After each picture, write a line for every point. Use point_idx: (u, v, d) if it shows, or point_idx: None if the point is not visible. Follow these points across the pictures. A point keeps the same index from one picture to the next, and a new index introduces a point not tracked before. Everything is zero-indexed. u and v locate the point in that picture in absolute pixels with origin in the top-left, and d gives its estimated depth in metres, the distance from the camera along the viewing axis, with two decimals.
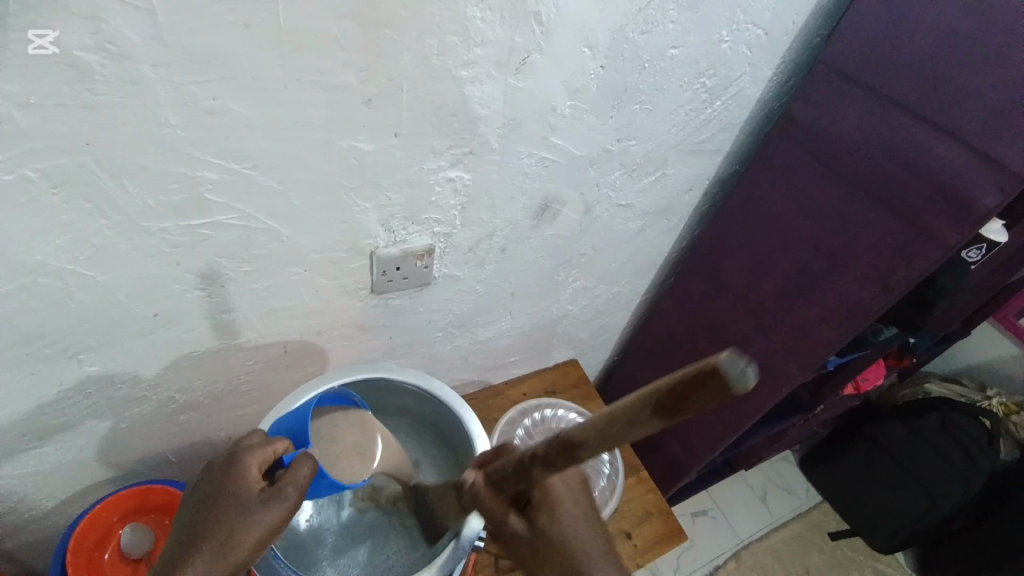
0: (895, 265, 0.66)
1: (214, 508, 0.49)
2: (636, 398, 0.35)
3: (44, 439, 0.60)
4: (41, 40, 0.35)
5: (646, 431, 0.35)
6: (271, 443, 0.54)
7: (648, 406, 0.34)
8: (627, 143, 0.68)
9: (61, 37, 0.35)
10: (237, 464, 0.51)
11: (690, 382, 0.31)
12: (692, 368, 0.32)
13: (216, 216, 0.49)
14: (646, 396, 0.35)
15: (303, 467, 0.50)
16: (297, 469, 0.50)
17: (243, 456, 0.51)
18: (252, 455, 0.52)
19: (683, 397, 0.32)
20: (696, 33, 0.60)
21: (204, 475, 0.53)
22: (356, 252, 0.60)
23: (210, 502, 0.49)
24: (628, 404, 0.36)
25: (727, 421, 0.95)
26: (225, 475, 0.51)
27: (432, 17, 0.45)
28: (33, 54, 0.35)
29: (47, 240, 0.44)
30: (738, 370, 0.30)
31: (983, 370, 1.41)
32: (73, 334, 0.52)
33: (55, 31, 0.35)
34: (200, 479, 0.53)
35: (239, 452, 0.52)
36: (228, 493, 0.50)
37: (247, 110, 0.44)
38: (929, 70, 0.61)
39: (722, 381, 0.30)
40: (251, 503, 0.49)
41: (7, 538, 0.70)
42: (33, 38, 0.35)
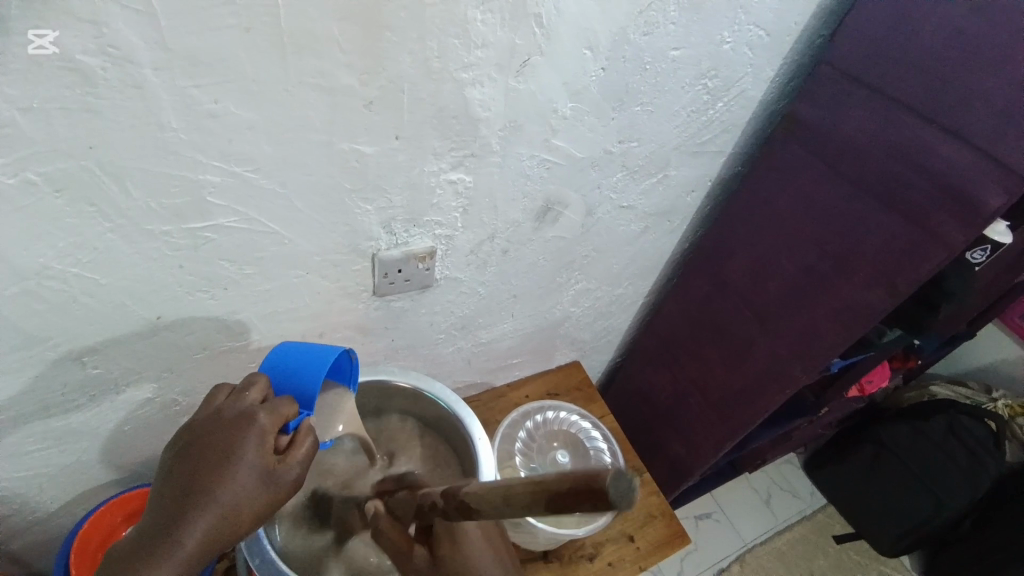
0: (900, 264, 0.66)
1: (216, 471, 0.46)
2: (527, 490, 0.37)
3: (47, 442, 0.60)
4: (42, 39, 0.35)
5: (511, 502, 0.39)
6: (279, 408, 0.50)
7: (531, 494, 0.37)
8: (629, 145, 0.68)
9: (62, 38, 0.35)
10: (251, 419, 0.49)
11: (572, 496, 0.34)
12: (588, 477, 0.33)
13: (218, 219, 0.49)
14: (534, 489, 0.37)
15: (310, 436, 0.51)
16: (305, 435, 0.51)
17: (256, 411, 0.49)
18: (264, 416, 0.49)
19: (563, 485, 0.35)
20: (697, 34, 0.60)
21: (194, 427, 0.49)
22: (357, 254, 0.60)
23: (218, 457, 0.47)
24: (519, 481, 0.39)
25: (732, 423, 0.94)
26: (235, 429, 0.48)
27: (432, 19, 0.45)
28: (35, 55, 0.35)
29: (50, 243, 0.45)
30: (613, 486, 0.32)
31: (989, 372, 1.40)
32: (76, 337, 0.52)
33: (55, 31, 0.35)
34: (196, 429, 0.49)
35: (249, 406, 0.49)
36: (240, 450, 0.47)
37: (248, 113, 0.44)
38: (933, 69, 0.61)
39: (602, 489, 0.32)
40: (263, 465, 0.48)
41: (11, 540, 0.70)
42: (33, 38, 0.34)
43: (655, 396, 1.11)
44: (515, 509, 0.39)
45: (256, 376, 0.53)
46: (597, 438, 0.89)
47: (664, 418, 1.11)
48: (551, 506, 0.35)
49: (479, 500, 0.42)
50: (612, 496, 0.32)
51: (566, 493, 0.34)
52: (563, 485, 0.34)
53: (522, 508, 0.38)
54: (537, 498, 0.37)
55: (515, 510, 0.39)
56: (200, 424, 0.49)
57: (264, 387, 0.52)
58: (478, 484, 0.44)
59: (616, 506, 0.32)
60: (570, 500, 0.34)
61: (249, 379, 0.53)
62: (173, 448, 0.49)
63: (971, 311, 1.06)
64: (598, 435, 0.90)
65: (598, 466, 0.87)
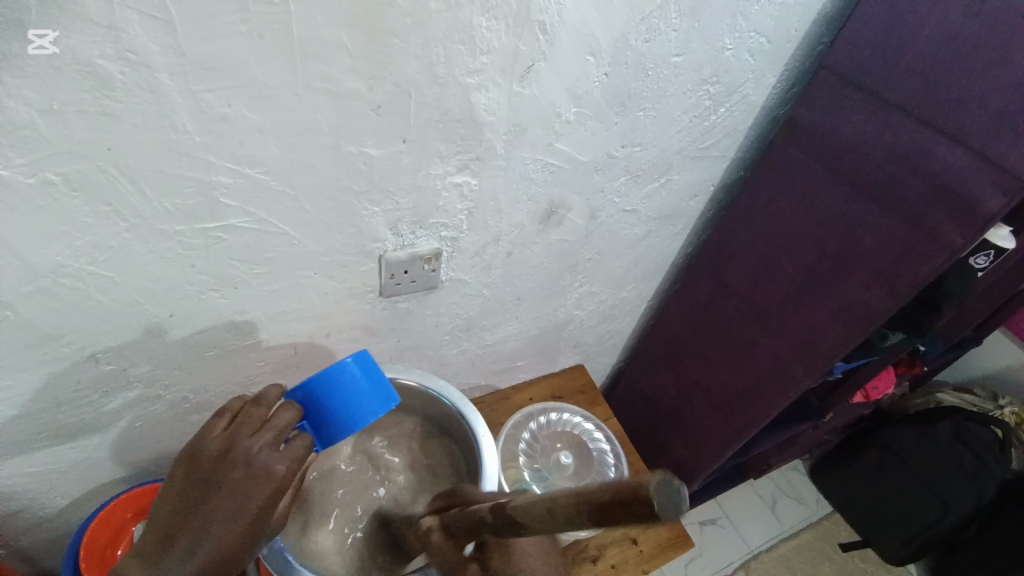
0: (900, 266, 0.66)
1: (223, 522, 0.48)
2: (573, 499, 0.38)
3: (61, 438, 0.62)
4: (40, 39, 0.36)
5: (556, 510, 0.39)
6: (291, 450, 0.51)
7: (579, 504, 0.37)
8: (632, 149, 0.69)
9: (60, 37, 0.36)
10: (269, 472, 0.49)
11: (619, 504, 0.34)
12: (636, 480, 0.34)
13: (229, 219, 0.51)
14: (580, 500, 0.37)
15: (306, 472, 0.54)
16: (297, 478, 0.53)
17: (275, 465, 0.50)
18: (280, 463, 0.50)
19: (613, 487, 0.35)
20: (698, 39, 0.61)
21: (197, 462, 0.49)
22: (364, 255, 0.62)
23: (228, 506, 0.48)
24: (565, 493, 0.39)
25: (734, 426, 0.95)
26: (252, 481, 0.49)
27: (437, 25, 0.46)
28: (32, 54, 0.36)
29: (67, 242, 0.46)
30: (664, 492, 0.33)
31: (995, 378, 1.39)
32: (89, 335, 0.53)
33: (56, 31, 0.36)
34: (200, 466, 0.49)
35: (268, 456, 0.50)
36: (251, 501, 0.48)
37: (258, 118, 0.45)
38: (931, 74, 0.61)
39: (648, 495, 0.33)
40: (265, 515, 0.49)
41: (22, 536, 0.71)
42: (34, 38, 0.36)
43: (659, 399, 1.11)
44: (556, 522, 0.39)
45: (286, 413, 0.52)
46: (599, 440, 0.90)
47: (667, 421, 1.11)
48: (595, 519, 0.36)
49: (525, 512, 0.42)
50: (657, 505, 0.32)
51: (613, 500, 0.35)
52: (608, 493, 0.35)
53: (565, 525, 0.38)
54: (581, 512, 0.37)
55: (559, 525, 0.39)
56: (219, 457, 0.49)
57: (290, 420, 0.52)
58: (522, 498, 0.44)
59: (660, 515, 0.33)
60: (615, 510, 0.35)
61: (278, 410, 0.52)
62: (187, 470, 0.50)
63: (976, 316, 1.06)
64: (600, 437, 0.90)
65: (601, 467, 0.87)
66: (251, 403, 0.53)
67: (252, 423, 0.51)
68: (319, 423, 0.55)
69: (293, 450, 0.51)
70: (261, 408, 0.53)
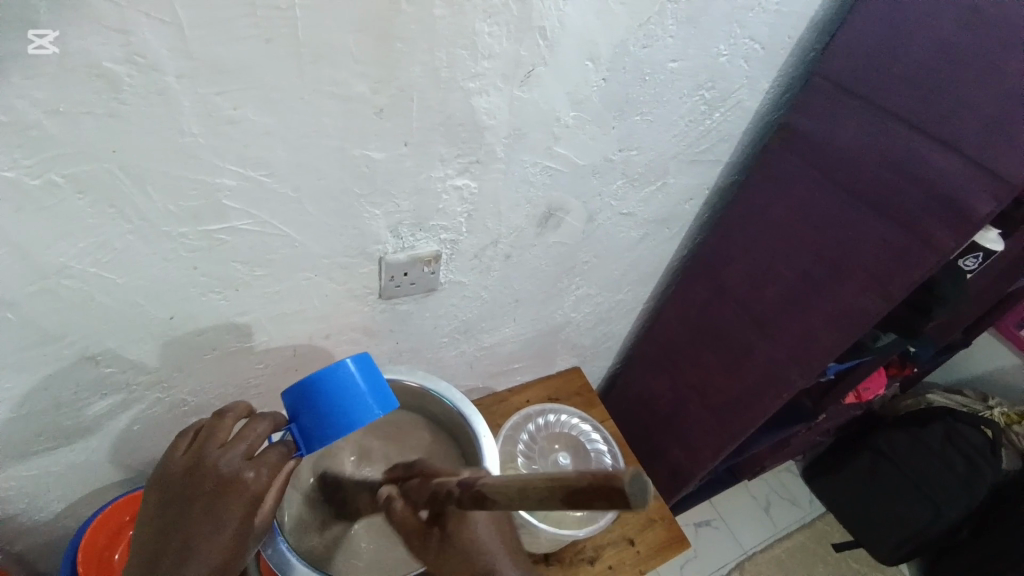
0: (895, 270, 0.67)
1: (196, 536, 0.47)
2: (540, 484, 0.37)
3: (58, 440, 0.61)
4: (40, 39, 0.36)
5: (526, 491, 0.39)
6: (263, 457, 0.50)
7: (548, 492, 0.37)
8: (629, 153, 0.70)
9: (61, 38, 0.36)
10: (238, 479, 0.49)
11: (591, 495, 0.34)
12: (604, 474, 0.34)
13: (232, 221, 0.51)
14: (547, 484, 0.37)
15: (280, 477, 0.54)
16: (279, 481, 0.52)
17: (245, 471, 0.49)
18: (251, 467, 0.49)
19: (580, 480, 0.35)
20: (695, 45, 0.62)
21: (170, 479, 0.50)
22: (365, 258, 0.62)
23: (205, 521, 0.47)
24: (536, 475, 0.39)
25: (730, 427, 0.96)
26: (221, 492, 0.48)
27: (440, 31, 0.47)
28: (33, 55, 0.36)
29: (71, 243, 0.46)
30: (634, 491, 0.32)
31: (983, 380, 1.42)
32: (90, 336, 0.53)
33: (56, 31, 0.36)
34: (174, 482, 0.49)
35: (237, 462, 0.49)
36: (226, 517, 0.48)
37: (264, 120, 0.46)
38: (924, 83, 0.63)
39: (619, 491, 0.32)
40: (245, 524, 0.49)
41: (16, 540, 0.71)
42: (34, 38, 0.35)
43: (655, 401, 1.12)
44: (529, 505, 0.39)
45: (256, 425, 0.52)
46: (597, 440, 0.91)
47: (663, 423, 1.12)
48: (568, 501, 0.36)
49: (494, 491, 0.42)
50: (629, 498, 0.32)
51: (580, 494, 0.34)
52: (580, 481, 0.35)
53: (538, 505, 0.38)
54: (552, 496, 0.36)
55: (530, 506, 0.39)
56: (186, 473, 0.49)
57: (261, 432, 0.52)
58: (493, 476, 0.44)
59: (634, 507, 0.32)
60: (587, 495, 0.34)
61: (247, 425, 0.53)
62: (159, 493, 0.50)
63: (965, 319, 1.07)
64: (598, 438, 0.91)
65: (599, 468, 0.88)
66: (216, 419, 0.53)
67: (217, 439, 0.51)
68: (305, 430, 0.54)
69: (263, 458, 0.50)
70: (227, 422, 0.53)
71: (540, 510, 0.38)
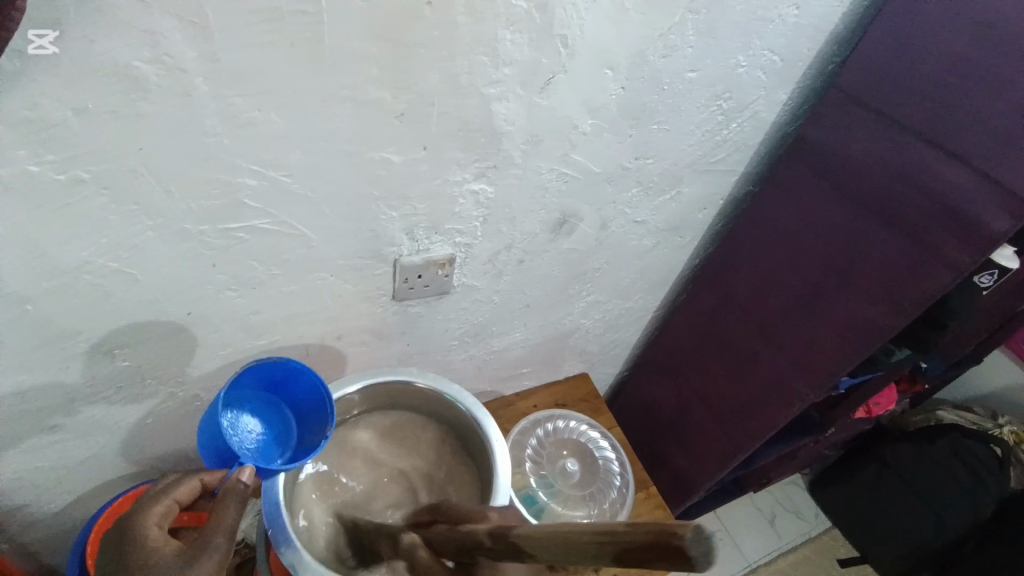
0: (906, 284, 0.67)
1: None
2: (591, 536, 0.37)
3: (71, 433, 0.62)
4: (40, 39, 0.36)
5: (575, 542, 0.38)
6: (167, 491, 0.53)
7: (602, 542, 0.36)
8: (643, 162, 0.70)
9: (61, 38, 0.36)
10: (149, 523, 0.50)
11: (649, 552, 0.33)
12: (659, 528, 0.33)
13: (251, 221, 0.52)
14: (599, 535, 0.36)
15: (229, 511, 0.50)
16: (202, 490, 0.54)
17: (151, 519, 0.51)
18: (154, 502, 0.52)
19: (636, 533, 0.34)
20: (713, 56, 0.62)
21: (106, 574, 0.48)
22: (379, 260, 0.62)
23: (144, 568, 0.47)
24: (583, 527, 0.38)
25: (735, 438, 0.95)
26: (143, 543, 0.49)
27: (461, 38, 0.47)
28: (31, 52, 0.36)
29: (93, 239, 0.47)
30: (694, 544, 0.32)
31: (993, 398, 1.40)
32: (107, 332, 0.54)
33: (56, 31, 0.36)
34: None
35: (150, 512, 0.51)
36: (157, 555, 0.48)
37: (284, 123, 0.46)
38: (939, 96, 0.63)
39: (679, 547, 0.32)
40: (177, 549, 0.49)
41: (27, 531, 0.71)
42: (33, 38, 0.35)
43: (661, 409, 1.12)
44: (575, 559, 0.38)
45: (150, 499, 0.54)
46: (605, 448, 0.91)
47: (669, 431, 1.11)
48: (622, 560, 0.35)
49: (535, 543, 0.41)
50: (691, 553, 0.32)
51: (637, 548, 0.34)
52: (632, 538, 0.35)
53: (588, 560, 0.37)
54: (601, 549, 0.36)
55: (577, 559, 0.38)
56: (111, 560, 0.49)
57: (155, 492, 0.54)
58: (528, 528, 0.43)
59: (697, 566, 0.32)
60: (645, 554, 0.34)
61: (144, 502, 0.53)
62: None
63: (977, 336, 1.07)
64: (606, 445, 0.91)
65: (607, 475, 0.88)
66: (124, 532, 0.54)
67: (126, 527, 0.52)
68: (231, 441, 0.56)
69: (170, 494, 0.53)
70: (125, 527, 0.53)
71: (590, 564, 0.38)
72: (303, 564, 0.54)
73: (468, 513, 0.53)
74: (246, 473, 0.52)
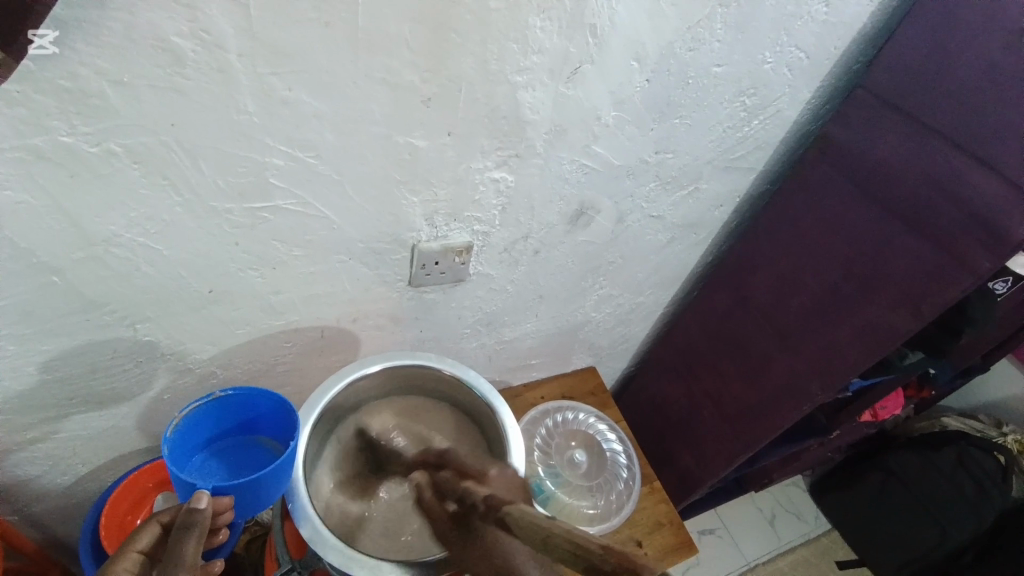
0: (927, 288, 0.67)
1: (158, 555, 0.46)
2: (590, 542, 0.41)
3: (89, 405, 0.63)
4: (40, 39, 0.36)
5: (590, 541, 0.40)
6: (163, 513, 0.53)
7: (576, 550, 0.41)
8: (664, 156, 0.70)
9: (60, 38, 0.36)
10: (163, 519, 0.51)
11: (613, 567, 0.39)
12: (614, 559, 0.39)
13: (276, 200, 0.52)
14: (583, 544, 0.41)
15: (188, 547, 0.47)
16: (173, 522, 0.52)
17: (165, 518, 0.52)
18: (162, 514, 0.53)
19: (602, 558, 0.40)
20: (740, 52, 0.62)
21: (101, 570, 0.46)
22: (399, 244, 0.63)
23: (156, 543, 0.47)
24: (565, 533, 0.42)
25: (744, 436, 0.95)
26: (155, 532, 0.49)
27: (494, 24, 0.47)
28: (31, 53, 0.36)
29: (122, 212, 0.47)
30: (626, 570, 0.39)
31: (997, 407, 1.40)
32: (130, 305, 0.55)
33: (55, 32, 0.36)
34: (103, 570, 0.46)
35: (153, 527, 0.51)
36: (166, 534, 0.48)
37: (315, 104, 0.47)
38: (968, 101, 0.63)
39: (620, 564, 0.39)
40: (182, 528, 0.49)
41: (40, 501, 0.72)
42: (34, 38, 0.35)
43: (669, 406, 1.12)
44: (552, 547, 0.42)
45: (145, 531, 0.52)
46: (612, 440, 0.92)
47: (677, 428, 1.11)
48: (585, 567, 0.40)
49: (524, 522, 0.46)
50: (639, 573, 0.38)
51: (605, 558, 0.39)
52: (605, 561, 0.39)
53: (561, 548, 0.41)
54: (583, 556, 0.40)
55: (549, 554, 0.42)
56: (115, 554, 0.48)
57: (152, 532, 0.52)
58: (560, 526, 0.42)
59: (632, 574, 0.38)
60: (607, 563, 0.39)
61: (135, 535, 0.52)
62: None
63: (988, 343, 1.06)
64: (613, 438, 0.92)
65: (614, 468, 0.89)
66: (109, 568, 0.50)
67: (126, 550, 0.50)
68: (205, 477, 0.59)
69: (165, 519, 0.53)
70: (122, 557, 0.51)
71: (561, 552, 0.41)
72: (321, 538, 0.55)
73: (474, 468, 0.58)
74: (201, 500, 0.47)
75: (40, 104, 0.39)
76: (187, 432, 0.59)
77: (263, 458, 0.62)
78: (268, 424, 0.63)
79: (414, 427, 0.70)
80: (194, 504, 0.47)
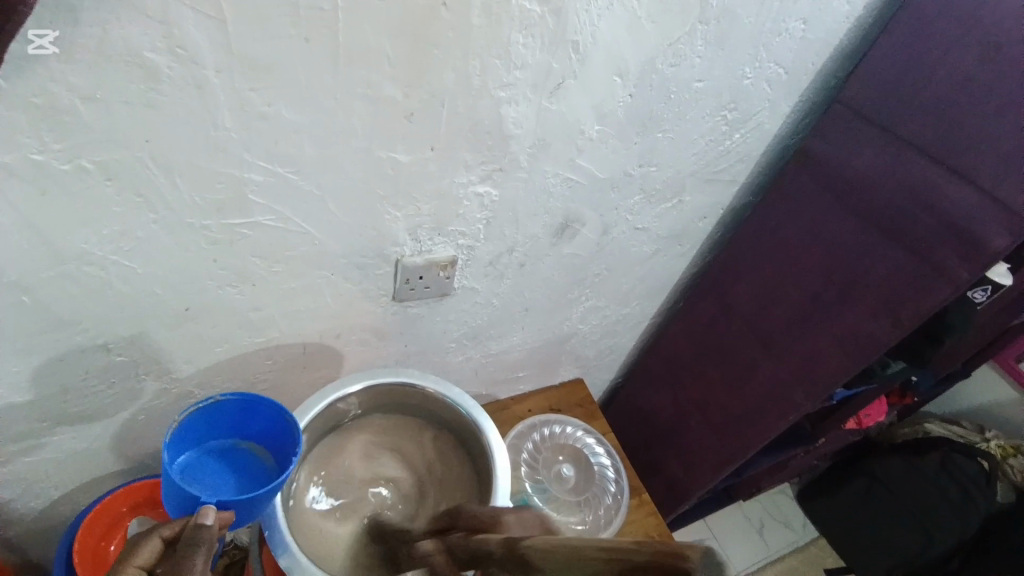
0: (907, 298, 0.67)
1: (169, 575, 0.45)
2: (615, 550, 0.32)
3: (62, 427, 0.61)
4: (40, 39, 0.35)
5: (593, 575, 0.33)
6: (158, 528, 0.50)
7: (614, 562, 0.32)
8: (647, 169, 0.70)
9: (60, 37, 0.36)
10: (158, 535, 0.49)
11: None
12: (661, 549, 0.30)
13: (255, 216, 0.51)
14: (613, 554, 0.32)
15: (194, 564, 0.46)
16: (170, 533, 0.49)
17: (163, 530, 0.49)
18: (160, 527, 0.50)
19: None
20: (721, 67, 0.63)
21: None
22: (382, 260, 0.62)
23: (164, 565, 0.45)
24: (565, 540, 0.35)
25: (729, 447, 0.96)
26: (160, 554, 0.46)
27: (474, 39, 0.47)
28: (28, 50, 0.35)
29: (94, 229, 0.46)
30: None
31: (979, 412, 1.42)
32: (104, 324, 0.53)
33: (55, 31, 0.35)
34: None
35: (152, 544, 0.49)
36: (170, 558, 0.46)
37: (295, 118, 0.46)
38: (943, 115, 0.64)
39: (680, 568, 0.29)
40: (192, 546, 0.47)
41: (11, 526, 0.69)
42: (33, 37, 0.35)
43: (656, 417, 1.12)
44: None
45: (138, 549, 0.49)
46: (600, 453, 0.91)
47: (663, 439, 1.11)
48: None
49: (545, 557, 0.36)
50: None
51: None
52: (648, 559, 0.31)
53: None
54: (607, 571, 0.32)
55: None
56: None
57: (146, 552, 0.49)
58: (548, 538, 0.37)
59: None
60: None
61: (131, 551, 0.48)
62: None
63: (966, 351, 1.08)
64: (601, 451, 0.91)
65: (602, 481, 0.89)
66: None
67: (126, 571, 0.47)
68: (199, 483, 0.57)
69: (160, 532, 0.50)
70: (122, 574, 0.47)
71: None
72: (301, 565, 0.54)
73: (488, 516, 0.49)
74: (208, 515, 0.47)
75: (9, 119, 0.38)
76: (180, 434, 0.56)
77: (258, 468, 0.60)
78: (265, 432, 0.61)
79: (395, 445, 0.70)
80: (199, 521, 0.46)
